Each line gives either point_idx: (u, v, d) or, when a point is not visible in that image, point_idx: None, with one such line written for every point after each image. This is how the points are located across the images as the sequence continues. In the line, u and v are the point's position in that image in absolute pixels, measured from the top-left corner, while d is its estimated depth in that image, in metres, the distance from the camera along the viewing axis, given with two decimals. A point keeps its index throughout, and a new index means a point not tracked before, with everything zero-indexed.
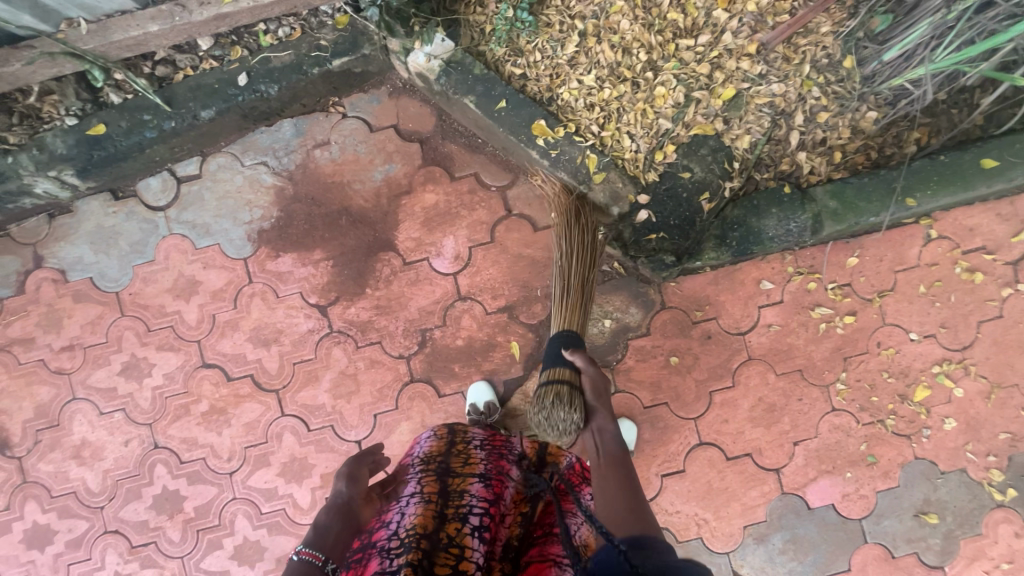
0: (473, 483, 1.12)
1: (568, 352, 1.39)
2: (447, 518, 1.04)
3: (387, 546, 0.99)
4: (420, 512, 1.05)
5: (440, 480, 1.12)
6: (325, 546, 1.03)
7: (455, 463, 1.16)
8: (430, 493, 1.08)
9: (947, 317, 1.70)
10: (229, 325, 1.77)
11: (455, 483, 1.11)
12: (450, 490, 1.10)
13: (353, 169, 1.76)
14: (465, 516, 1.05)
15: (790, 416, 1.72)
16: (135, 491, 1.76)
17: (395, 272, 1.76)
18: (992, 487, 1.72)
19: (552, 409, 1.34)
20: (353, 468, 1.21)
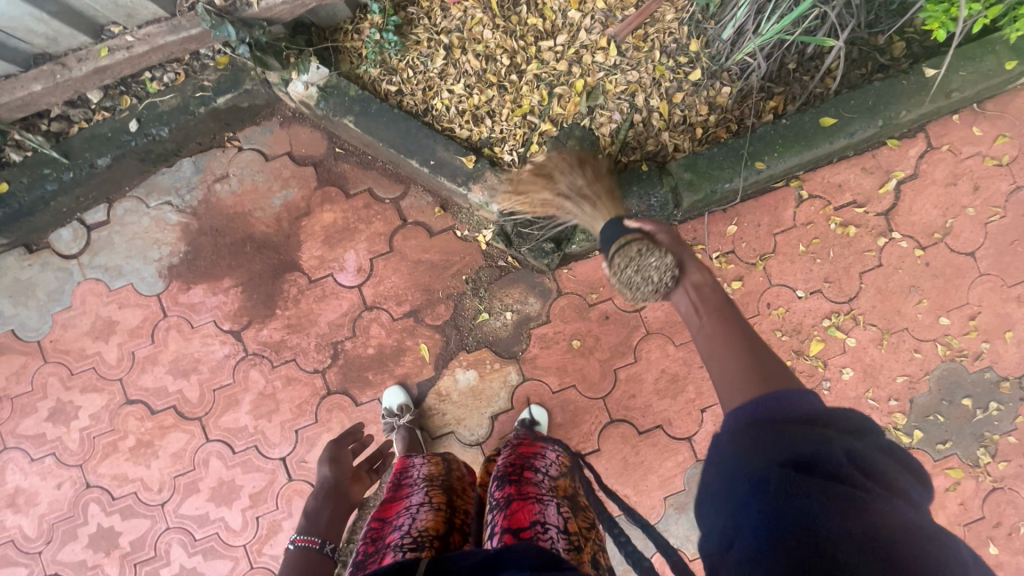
0: (474, 508, 1.24)
1: (630, 222, 1.19)
2: (454, 528, 1.13)
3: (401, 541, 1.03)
4: (429, 515, 1.12)
5: (443, 493, 1.21)
6: (318, 531, 1.24)
7: (454, 485, 1.27)
8: (439, 502, 1.17)
9: (829, 272, 1.78)
10: (149, 360, 1.83)
11: (457, 502, 1.22)
12: (454, 506, 1.19)
13: (253, 198, 1.85)
14: (468, 535, 1.15)
15: (695, 384, 1.78)
16: (71, 532, 1.80)
17: (302, 291, 1.84)
18: (898, 430, 1.77)
19: (641, 258, 1.10)
20: (337, 451, 1.55)
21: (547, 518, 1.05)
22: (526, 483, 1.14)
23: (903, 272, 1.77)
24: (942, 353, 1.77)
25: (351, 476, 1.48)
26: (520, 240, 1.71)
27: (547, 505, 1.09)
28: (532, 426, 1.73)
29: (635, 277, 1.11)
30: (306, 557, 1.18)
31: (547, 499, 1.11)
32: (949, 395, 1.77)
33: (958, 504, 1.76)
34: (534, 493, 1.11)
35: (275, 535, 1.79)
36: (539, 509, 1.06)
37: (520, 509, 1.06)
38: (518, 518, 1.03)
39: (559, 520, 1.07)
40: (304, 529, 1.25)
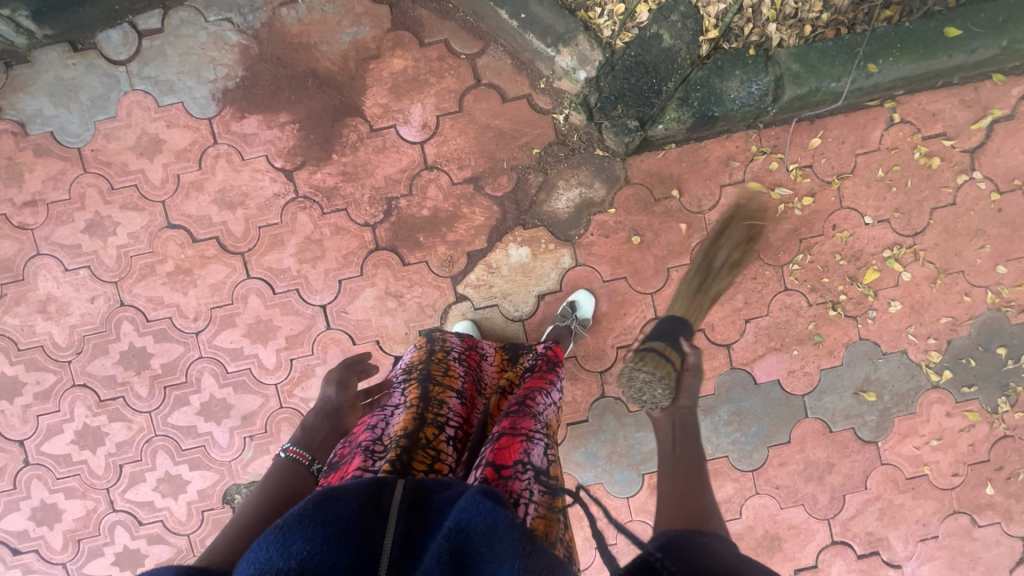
0: (452, 398, 1.24)
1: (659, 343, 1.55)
2: (426, 423, 1.13)
3: (371, 448, 1.07)
4: (403, 420, 1.14)
5: (421, 387, 1.23)
6: (310, 448, 1.25)
7: (436, 373, 1.27)
8: (412, 399, 1.19)
9: (902, 202, 1.74)
10: (195, 186, 1.76)
11: (436, 391, 1.22)
12: (431, 396, 1.20)
13: (320, 30, 1.73)
14: (442, 425, 1.15)
15: (743, 294, 1.78)
16: (102, 347, 1.79)
17: (362, 139, 1.75)
18: (930, 368, 1.81)
19: (653, 381, 1.44)
20: (342, 377, 1.52)
21: (530, 458, 1.08)
22: (520, 417, 1.17)
23: (974, 214, 1.75)
24: (991, 301, 1.78)
25: (349, 404, 1.43)
26: (601, 115, 1.61)
27: (534, 445, 1.12)
28: (580, 309, 1.74)
29: (637, 392, 1.47)
30: (292, 470, 1.19)
31: (536, 438, 1.14)
32: (986, 342, 1.80)
33: (968, 444, 1.83)
34: (524, 428, 1.14)
35: (307, 379, 1.80)
36: (525, 449, 1.09)
37: (502, 446, 1.09)
38: (504, 454, 1.07)
39: (542, 461, 1.10)
40: (298, 445, 1.27)
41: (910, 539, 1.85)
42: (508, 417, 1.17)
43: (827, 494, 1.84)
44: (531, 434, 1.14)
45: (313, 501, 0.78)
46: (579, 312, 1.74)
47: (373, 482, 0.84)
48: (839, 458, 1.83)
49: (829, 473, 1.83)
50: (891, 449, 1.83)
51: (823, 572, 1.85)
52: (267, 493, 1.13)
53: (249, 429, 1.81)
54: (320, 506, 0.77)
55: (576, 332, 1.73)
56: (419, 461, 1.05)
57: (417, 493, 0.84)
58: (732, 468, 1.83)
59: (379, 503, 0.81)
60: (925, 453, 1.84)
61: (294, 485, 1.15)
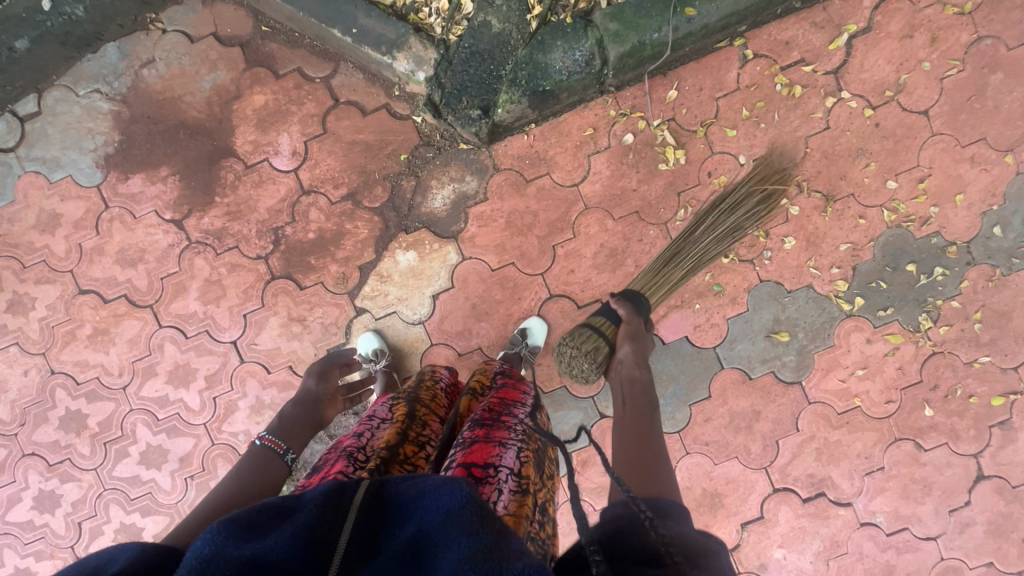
0: (436, 423, 1.23)
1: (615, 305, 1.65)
2: (410, 438, 1.12)
3: (354, 452, 1.04)
4: (386, 432, 1.13)
5: (408, 408, 1.22)
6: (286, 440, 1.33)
7: (423, 400, 1.28)
8: (398, 417, 1.18)
9: (775, 137, 1.71)
10: (96, 251, 1.86)
11: (421, 414, 1.22)
12: (416, 417, 1.19)
13: (182, 83, 1.81)
14: (424, 444, 1.14)
15: (633, 258, 1.77)
16: (42, 415, 1.90)
17: (239, 177, 1.82)
18: (839, 298, 1.76)
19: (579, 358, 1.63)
20: (325, 369, 1.65)
21: (503, 461, 1.02)
22: (493, 425, 1.11)
23: (851, 134, 1.70)
24: (888, 219, 1.73)
25: (327, 398, 1.55)
26: (448, 111, 1.62)
27: (507, 449, 1.06)
28: (531, 335, 1.74)
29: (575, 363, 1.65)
30: (268, 458, 1.27)
31: (510, 442, 1.08)
32: (893, 261, 1.74)
33: (896, 369, 1.78)
34: (498, 436, 1.09)
35: (232, 414, 1.87)
36: (497, 452, 1.04)
37: (473, 450, 1.04)
38: (475, 457, 1.02)
39: (518, 463, 1.04)
40: (276, 434, 1.35)
41: (855, 475, 1.80)
42: (481, 426, 1.12)
43: (758, 443, 1.81)
44: (503, 439, 1.08)
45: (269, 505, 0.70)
46: (529, 339, 1.74)
47: (330, 484, 0.74)
48: (764, 404, 1.80)
49: (756, 421, 1.80)
50: (816, 386, 1.79)
51: (771, 522, 1.81)
52: (244, 475, 1.20)
53: (187, 470, 1.89)
54: (276, 515, 0.69)
55: (526, 359, 1.73)
56: (396, 474, 1.02)
57: (382, 496, 0.75)
58: None
59: (341, 496, 0.73)
60: (854, 385, 1.79)
61: (265, 469, 1.24)
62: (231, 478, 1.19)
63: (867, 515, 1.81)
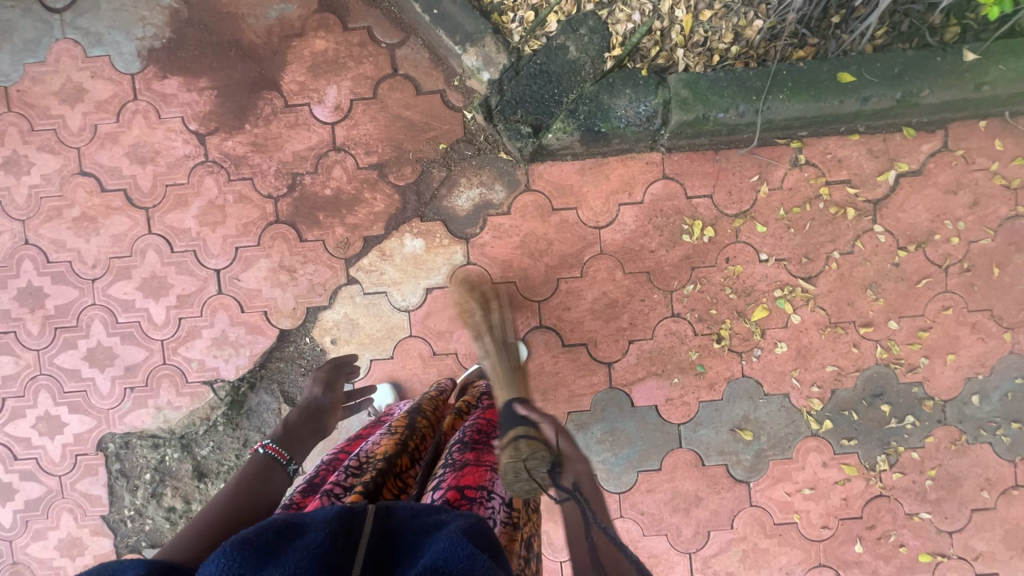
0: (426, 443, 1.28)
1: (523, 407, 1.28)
2: (405, 449, 1.20)
3: (349, 463, 1.13)
4: (384, 441, 1.20)
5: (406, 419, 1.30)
6: (288, 448, 1.30)
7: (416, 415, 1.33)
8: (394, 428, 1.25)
9: (799, 245, 1.73)
10: (109, 137, 1.80)
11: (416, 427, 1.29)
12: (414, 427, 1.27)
13: (249, 3, 1.77)
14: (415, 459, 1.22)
15: (630, 315, 1.77)
16: (2, 281, 1.84)
17: (275, 112, 1.78)
18: (810, 415, 1.78)
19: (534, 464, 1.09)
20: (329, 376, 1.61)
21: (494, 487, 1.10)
22: (485, 452, 1.19)
23: (870, 266, 1.73)
24: (879, 355, 1.76)
25: (332, 409, 1.54)
26: (499, 118, 1.61)
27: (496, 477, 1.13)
28: None
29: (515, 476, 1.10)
30: (269, 466, 1.23)
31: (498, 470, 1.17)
32: (871, 397, 1.77)
33: (841, 498, 1.80)
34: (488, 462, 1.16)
35: (192, 340, 1.83)
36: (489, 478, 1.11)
37: (467, 473, 1.11)
38: (469, 479, 1.09)
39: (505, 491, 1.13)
40: (277, 443, 1.31)
41: None
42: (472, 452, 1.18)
43: (691, 527, 1.81)
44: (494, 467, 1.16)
45: (277, 529, 0.78)
46: None
47: (343, 511, 0.82)
48: (708, 493, 1.81)
49: (695, 506, 1.81)
50: (762, 491, 1.81)
51: None
52: (243, 482, 1.16)
53: (129, 380, 1.84)
54: (289, 540, 0.76)
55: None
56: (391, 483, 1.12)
57: (387, 523, 0.84)
58: (599, 487, 1.82)
59: (348, 533, 0.78)
60: (797, 501, 1.81)
61: (266, 477, 1.20)
62: (229, 484, 1.15)
63: None
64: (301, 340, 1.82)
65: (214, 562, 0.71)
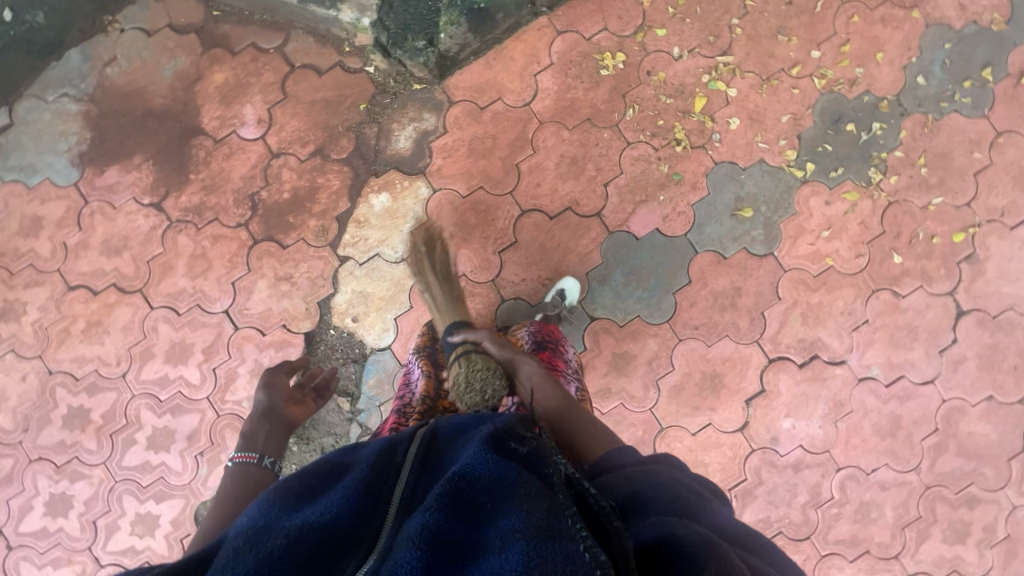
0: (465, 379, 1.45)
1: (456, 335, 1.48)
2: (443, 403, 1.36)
3: (395, 421, 1.33)
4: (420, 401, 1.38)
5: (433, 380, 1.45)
6: (254, 448, 1.33)
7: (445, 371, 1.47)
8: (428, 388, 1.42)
9: (701, 30, 1.86)
10: (81, 246, 1.92)
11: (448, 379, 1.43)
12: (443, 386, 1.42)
13: (144, 74, 1.92)
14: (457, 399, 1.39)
15: (593, 162, 1.87)
16: (45, 418, 1.91)
17: (210, 152, 1.91)
18: (792, 167, 1.87)
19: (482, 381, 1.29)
20: (272, 379, 1.61)
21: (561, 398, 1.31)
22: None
23: (769, 15, 1.85)
24: (820, 86, 1.86)
25: (284, 400, 1.55)
26: (397, 49, 1.75)
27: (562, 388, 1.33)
28: (567, 296, 1.83)
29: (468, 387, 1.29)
30: (244, 471, 1.27)
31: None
32: (833, 124, 1.86)
33: (858, 224, 1.87)
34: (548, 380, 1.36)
35: (233, 382, 1.90)
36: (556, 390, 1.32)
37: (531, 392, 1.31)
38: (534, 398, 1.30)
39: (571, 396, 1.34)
40: (242, 449, 1.34)
41: (843, 333, 1.87)
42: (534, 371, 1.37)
43: (745, 317, 1.87)
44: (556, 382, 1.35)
45: (331, 469, 0.87)
46: (566, 300, 1.83)
47: (384, 447, 0.89)
48: (743, 280, 1.87)
49: (739, 297, 1.87)
50: (788, 254, 1.87)
51: (773, 393, 1.86)
52: (227, 494, 1.20)
53: (196, 447, 1.89)
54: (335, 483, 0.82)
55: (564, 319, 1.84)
56: None
57: (430, 451, 0.90)
58: (648, 325, 1.87)
59: (389, 464, 0.84)
60: (822, 247, 1.87)
61: (249, 479, 1.25)
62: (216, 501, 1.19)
63: (862, 369, 1.87)
64: (328, 332, 1.90)
65: (257, 509, 0.75)
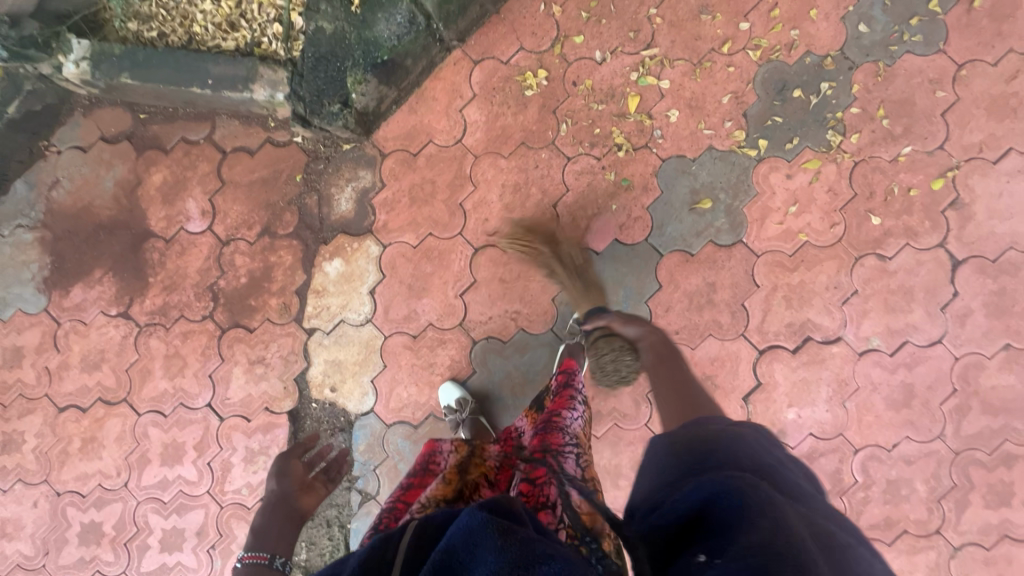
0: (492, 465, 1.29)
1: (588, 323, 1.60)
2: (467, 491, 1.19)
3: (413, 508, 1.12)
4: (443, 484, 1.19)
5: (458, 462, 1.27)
6: (266, 548, 1.35)
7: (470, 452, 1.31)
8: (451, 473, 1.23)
9: (619, 27, 1.78)
10: (63, 367, 1.96)
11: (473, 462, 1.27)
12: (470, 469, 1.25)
13: (87, 190, 1.95)
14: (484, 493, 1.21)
15: (537, 185, 1.81)
16: (61, 538, 1.95)
17: (164, 252, 1.93)
18: (744, 148, 1.77)
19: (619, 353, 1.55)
20: (285, 467, 1.64)
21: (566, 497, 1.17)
22: (550, 435, 1.31)
23: None
24: (756, 58, 1.76)
25: (296, 489, 1.58)
26: (316, 117, 1.72)
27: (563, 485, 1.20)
28: None
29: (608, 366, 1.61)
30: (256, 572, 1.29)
31: (567, 451, 1.28)
32: (779, 94, 1.76)
33: (826, 192, 1.76)
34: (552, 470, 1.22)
35: (229, 473, 1.90)
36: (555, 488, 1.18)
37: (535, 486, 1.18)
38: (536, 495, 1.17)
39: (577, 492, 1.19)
40: (253, 548, 1.36)
41: (833, 309, 1.75)
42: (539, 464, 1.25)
43: (726, 312, 1.78)
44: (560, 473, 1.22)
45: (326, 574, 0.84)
46: None
47: (378, 541, 0.84)
48: (716, 274, 1.78)
49: (715, 293, 1.78)
50: (758, 238, 1.77)
51: (771, 385, 1.76)
52: None
53: (206, 542, 1.89)
54: None
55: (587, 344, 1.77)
56: None
57: (425, 532, 0.86)
58: None
59: (383, 556, 0.80)
60: (792, 223, 1.76)
61: None
62: None
63: (862, 343, 1.75)
64: (311, 406, 1.88)
65: None
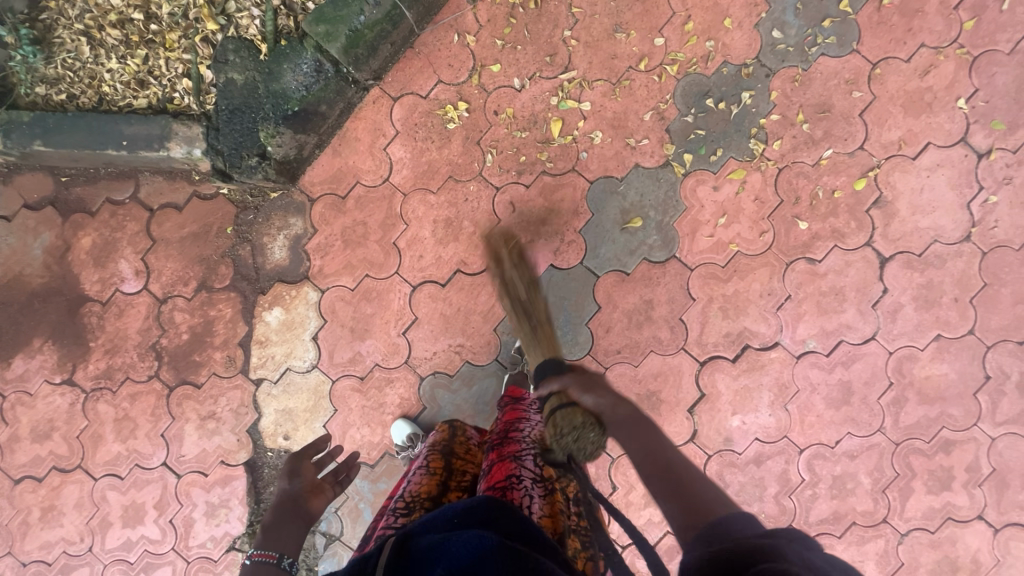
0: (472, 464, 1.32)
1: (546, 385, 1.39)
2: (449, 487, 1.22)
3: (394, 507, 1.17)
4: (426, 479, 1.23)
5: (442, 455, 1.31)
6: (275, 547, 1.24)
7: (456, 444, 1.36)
8: (436, 466, 1.26)
9: (535, 52, 1.78)
10: (14, 438, 1.95)
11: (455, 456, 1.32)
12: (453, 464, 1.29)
13: (16, 259, 1.92)
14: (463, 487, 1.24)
15: (469, 218, 1.81)
16: None
17: (102, 315, 1.91)
18: (670, 163, 1.78)
19: (582, 430, 1.24)
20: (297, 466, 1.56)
21: (523, 472, 1.16)
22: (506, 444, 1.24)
23: (601, 16, 1.77)
24: (674, 72, 1.76)
25: (307, 490, 1.48)
26: (238, 170, 1.69)
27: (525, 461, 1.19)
28: None
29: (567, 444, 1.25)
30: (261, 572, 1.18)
31: (524, 453, 1.21)
32: (699, 106, 1.76)
33: (753, 200, 1.77)
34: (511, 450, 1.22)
35: (192, 528, 1.91)
36: (515, 466, 1.17)
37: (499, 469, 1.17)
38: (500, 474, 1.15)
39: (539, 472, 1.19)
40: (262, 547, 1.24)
41: (768, 315, 1.78)
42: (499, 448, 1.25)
43: (665, 327, 1.80)
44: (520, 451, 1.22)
45: None
46: None
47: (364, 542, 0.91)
48: (652, 290, 1.80)
49: (653, 309, 1.80)
50: (690, 252, 1.79)
51: (714, 395, 1.80)
52: None
53: None
54: None
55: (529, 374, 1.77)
56: None
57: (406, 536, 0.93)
58: (571, 362, 1.81)
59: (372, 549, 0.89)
60: (722, 234, 1.78)
61: None
62: None
63: (798, 346, 1.78)
64: (266, 456, 1.88)
65: None
